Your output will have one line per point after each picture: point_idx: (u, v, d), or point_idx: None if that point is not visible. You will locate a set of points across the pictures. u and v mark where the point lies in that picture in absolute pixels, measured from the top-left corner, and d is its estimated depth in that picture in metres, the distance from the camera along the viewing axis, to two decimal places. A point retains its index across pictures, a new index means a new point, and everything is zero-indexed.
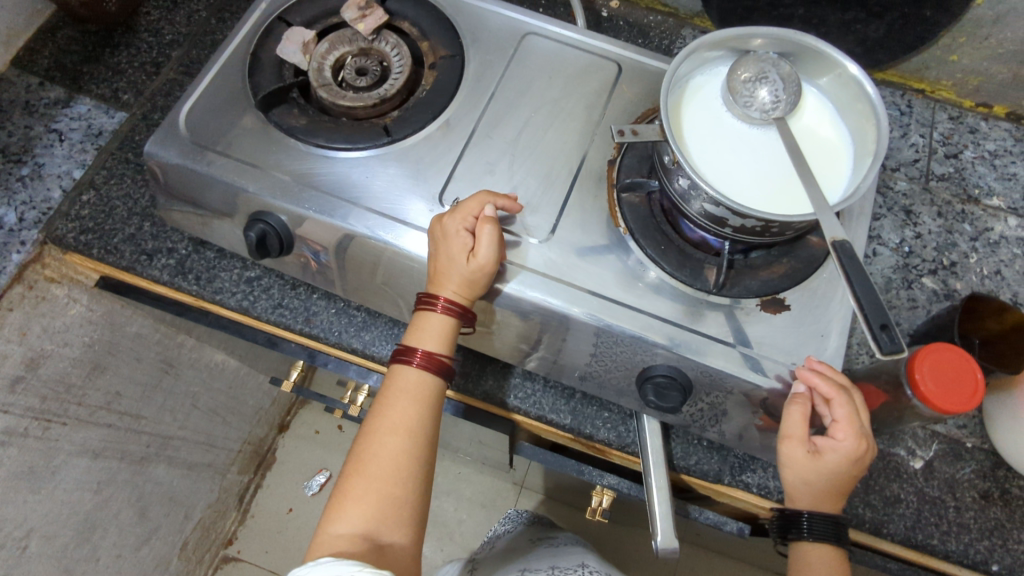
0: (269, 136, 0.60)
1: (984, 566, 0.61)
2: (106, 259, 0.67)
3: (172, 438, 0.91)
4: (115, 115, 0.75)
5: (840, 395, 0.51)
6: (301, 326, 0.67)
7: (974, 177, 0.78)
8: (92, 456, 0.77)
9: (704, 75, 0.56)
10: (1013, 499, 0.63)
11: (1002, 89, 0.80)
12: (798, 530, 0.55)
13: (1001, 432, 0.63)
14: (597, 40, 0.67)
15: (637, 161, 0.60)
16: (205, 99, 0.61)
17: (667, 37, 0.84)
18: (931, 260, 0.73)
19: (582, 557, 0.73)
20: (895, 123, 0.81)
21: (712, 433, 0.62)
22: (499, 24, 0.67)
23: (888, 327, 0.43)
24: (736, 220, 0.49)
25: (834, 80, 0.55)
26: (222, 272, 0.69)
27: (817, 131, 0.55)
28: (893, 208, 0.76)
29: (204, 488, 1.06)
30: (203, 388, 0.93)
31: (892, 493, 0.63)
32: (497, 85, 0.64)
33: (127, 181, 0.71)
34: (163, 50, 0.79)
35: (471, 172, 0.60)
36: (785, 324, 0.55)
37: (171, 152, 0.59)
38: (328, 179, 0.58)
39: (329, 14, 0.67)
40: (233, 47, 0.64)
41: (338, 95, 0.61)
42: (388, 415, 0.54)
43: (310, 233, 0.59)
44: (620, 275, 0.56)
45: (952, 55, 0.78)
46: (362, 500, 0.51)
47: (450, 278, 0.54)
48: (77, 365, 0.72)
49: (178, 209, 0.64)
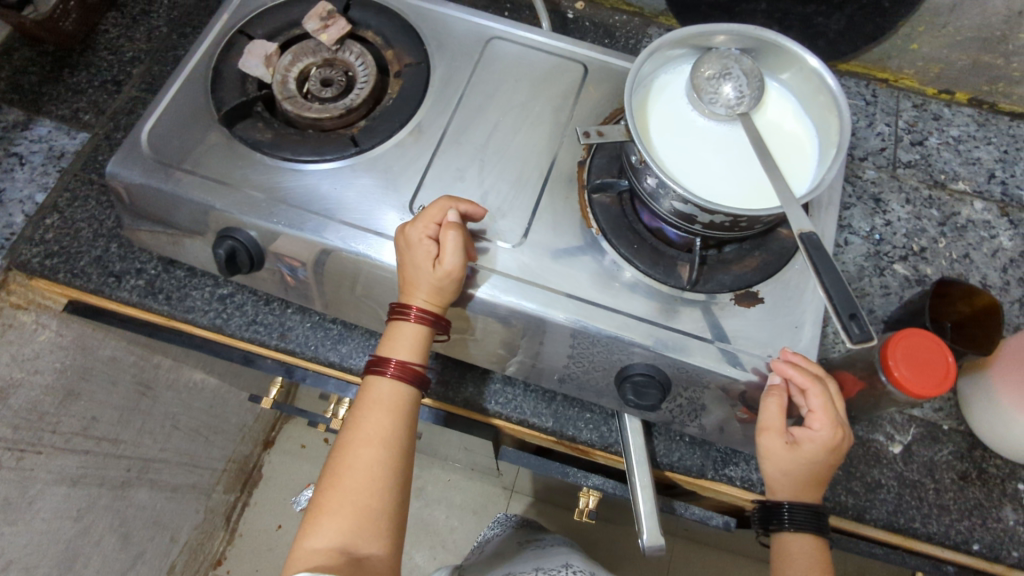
0: (234, 151, 0.59)
1: (965, 546, 0.62)
2: (74, 283, 0.66)
3: (153, 460, 0.90)
4: (77, 136, 0.74)
5: (814, 385, 0.51)
6: (276, 341, 0.67)
7: (939, 163, 0.79)
8: (70, 483, 0.75)
9: (669, 74, 0.57)
10: (991, 478, 0.64)
11: (962, 75, 0.81)
12: (778, 521, 0.55)
13: (976, 413, 0.65)
14: (563, 42, 0.67)
15: (607, 161, 0.60)
16: (168, 117, 0.61)
17: (633, 36, 0.84)
18: (901, 246, 0.74)
19: (567, 557, 0.73)
20: (861, 113, 0.83)
21: (692, 428, 0.62)
22: (463, 30, 0.67)
23: (857, 317, 0.43)
24: (705, 216, 0.50)
25: (796, 74, 0.56)
26: (193, 290, 0.68)
27: (781, 125, 0.56)
28: (862, 197, 0.77)
29: (189, 509, 1.05)
30: (183, 408, 0.92)
31: (873, 478, 0.64)
32: (464, 91, 0.64)
33: (91, 203, 0.70)
34: (124, 68, 0.78)
35: (441, 179, 0.59)
36: (759, 317, 0.55)
37: (135, 172, 0.58)
38: (296, 192, 0.58)
39: (291, 26, 0.66)
40: (194, 63, 0.63)
41: (303, 107, 0.61)
42: (362, 427, 0.53)
43: (284, 249, 0.58)
44: (594, 275, 0.56)
45: (913, 44, 0.79)
46: (338, 514, 0.51)
47: (419, 286, 0.53)
48: (50, 392, 0.70)
49: (145, 229, 0.63)
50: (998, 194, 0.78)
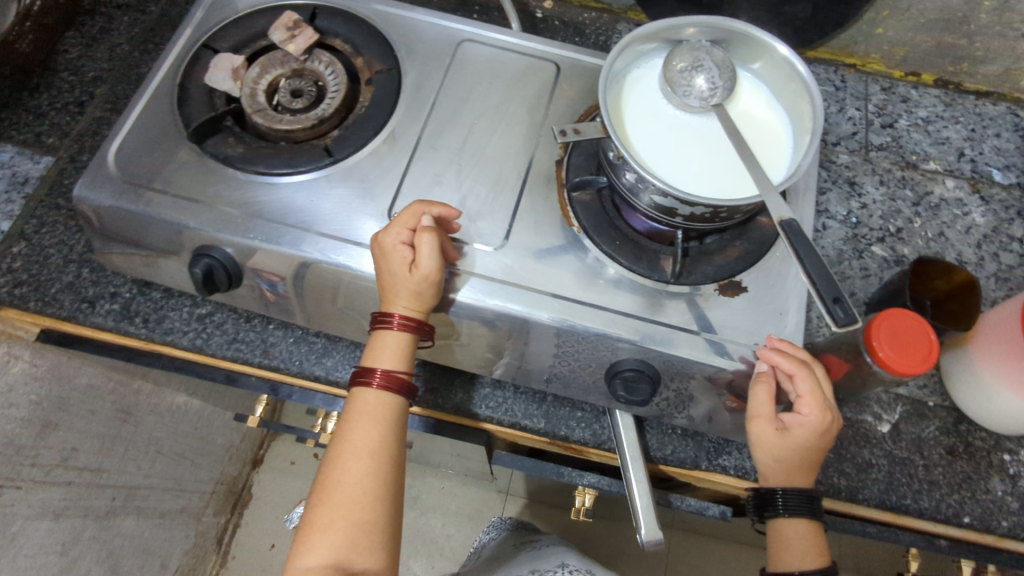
0: (205, 167, 0.58)
1: (957, 519, 0.62)
2: (46, 311, 0.65)
3: (139, 488, 0.88)
4: (40, 160, 0.72)
5: (801, 370, 0.51)
6: (259, 359, 0.66)
7: (910, 144, 0.81)
8: (52, 517, 0.73)
9: (641, 68, 0.57)
10: (977, 451, 0.65)
11: (927, 57, 0.83)
12: (773, 507, 0.55)
13: (960, 387, 0.66)
14: (534, 42, 0.67)
15: (585, 158, 0.60)
16: (134, 136, 0.59)
17: (604, 33, 0.85)
18: (878, 228, 0.75)
19: (563, 556, 0.72)
20: (832, 99, 0.83)
21: (682, 420, 0.62)
22: (433, 34, 0.67)
23: (840, 300, 0.43)
24: (686, 209, 0.50)
25: (767, 63, 0.56)
26: (171, 311, 0.67)
27: (755, 114, 0.56)
28: (837, 181, 0.78)
29: (179, 534, 1.03)
30: (167, 432, 0.90)
31: (864, 458, 0.65)
32: (437, 96, 0.63)
33: (60, 228, 0.69)
34: (86, 88, 0.76)
35: (419, 185, 0.59)
36: (743, 306, 0.55)
37: (103, 194, 0.57)
38: (272, 206, 0.57)
39: (257, 37, 0.65)
40: (158, 80, 0.62)
41: (274, 119, 0.60)
42: (350, 439, 0.52)
43: (262, 264, 0.57)
44: (579, 274, 0.56)
45: (878, 29, 0.80)
46: (331, 530, 0.50)
47: (398, 293, 0.53)
48: (26, 425, 0.68)
49: (118, 252, 0.62)
50: (968, 172, 0.79)
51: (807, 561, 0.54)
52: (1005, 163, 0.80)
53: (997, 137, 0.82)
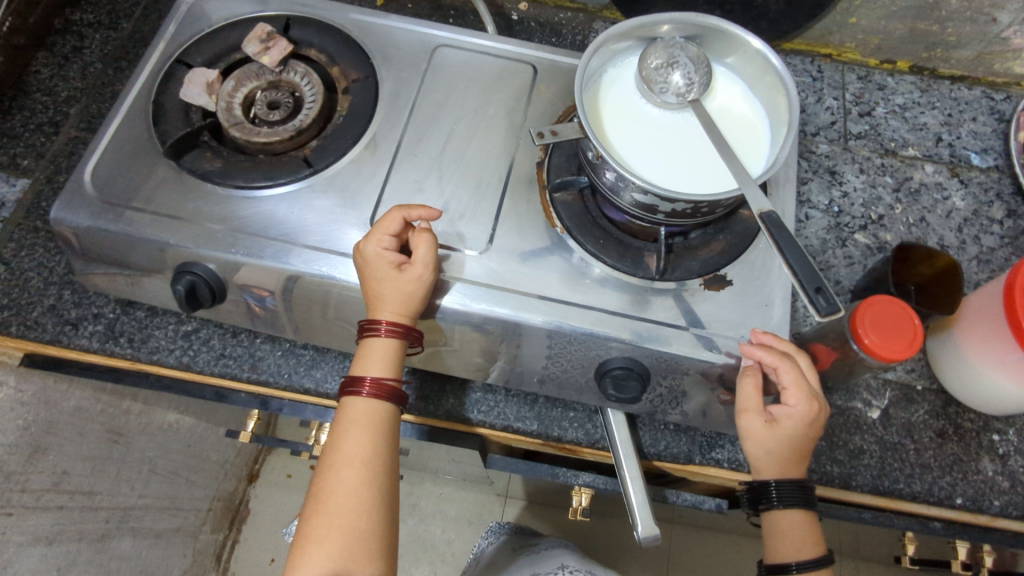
0: (183, 183, 0.58)
1: (949, 501, 0.63)
2: (28, 335, 0.64)
3: (133, 508, 0.87)
4: (16, 183, 0.71)
5: (784, 362, 0.51)
6: (248, 373, 0.65)
7: (889, 131, 0.81)
8: (46, 542, 0.73)
9: (616, 67, 0.57)
10: (966, 432, 0.66)
11: (901, 45, 0.83)
12: (768, 500, 0.55)
13: (947, 370, 0.66)
14: (509, 45, 0.67)
15: (565, 159, 0.60)
16: (110, 154, 0.59)
17: (580, 32, 0.85)
18: (860, 216, 0.75)
19: (562, 558, 0.72)
20: (809, 89, 0.84)
21: (676, 415, 0.62)
22: (408, 40, 0.67)
23: (822, 290, 0.44)
24: (666, 205, 0.50)
25: (741, 59, 0.57)
26: (156, 330, 0.66)
27: (733, 109, 0.56)
28: (818, 171, 0.78)
29: (176, 552, 1.02)
30: (160, 451, 0.90)
31: (856, 445, 0.65)
32: (414, 102, 0.63)
33: (39, 250, 0.68)
34: (61, 108, 0.75)
35: (400, 193, 0.59)
36: (728, 300, 0.56)
37: (80, 214, 0.56)
38: (254, 220, 0.56)
39: (230, 51, 0.65)
40: (133, 96, 0.62)
41: (252, 132, 0.59)
42: (342, 449, 0.52)
43: (248, 279, 0.56)
44: (564, 275, 0.56)
45: (852, 18, 0.81)
46: (326, 541, 0.49)
47: (385, 300, 0.52)
48: (14, 451, 0.67)
49: (101, 272, 0.61)
50: (947, 156, 0.80)
51: (803, 552, 0.54)
52: (982, 147, 0.81)
53: (973, 121, 0.83)
